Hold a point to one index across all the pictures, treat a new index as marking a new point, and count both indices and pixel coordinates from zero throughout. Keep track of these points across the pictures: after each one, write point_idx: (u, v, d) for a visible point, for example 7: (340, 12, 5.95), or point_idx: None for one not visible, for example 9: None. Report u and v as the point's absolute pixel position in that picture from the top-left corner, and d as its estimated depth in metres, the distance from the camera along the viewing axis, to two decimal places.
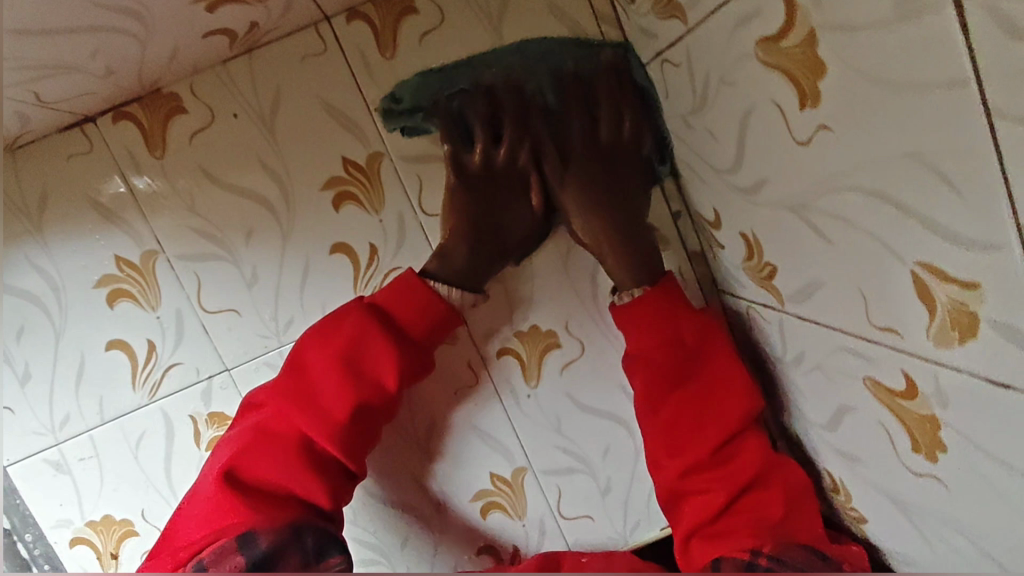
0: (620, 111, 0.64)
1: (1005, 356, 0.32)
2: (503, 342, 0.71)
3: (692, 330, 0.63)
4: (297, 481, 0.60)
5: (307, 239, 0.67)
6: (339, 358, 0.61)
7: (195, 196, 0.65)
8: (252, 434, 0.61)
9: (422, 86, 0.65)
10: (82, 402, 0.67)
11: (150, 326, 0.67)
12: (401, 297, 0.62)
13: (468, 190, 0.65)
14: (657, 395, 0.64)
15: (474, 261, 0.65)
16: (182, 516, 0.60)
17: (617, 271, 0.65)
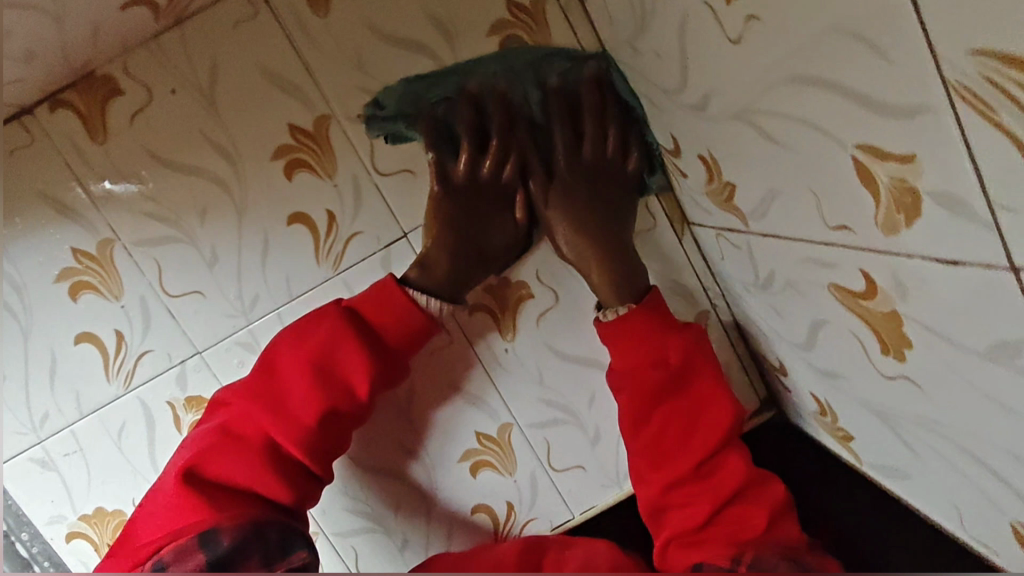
0: (605, 124, 0.65)
1: (949, 229, 0.31)
2: (475, 299, 0.70)
3: (676, 351, 0.63)
4: (259, 477, 0.60)
5: (262, 214, 0.66)
6: (310, 361, 0.61)
7: (144, 179, 0.64)
8: (218, 434, 0.62)
9: (408, 93, 0.64)
10: (58, 399, 0.67)
11: (116, 317, 0.66)
12: (376, 305, 0.63)
13: (454, 200, 0.65)
14: (642, 407, 0.63)
15: (457, 271, 0.66)
16: (144, 514, 0.60)
17: (602, 286, 0.65)
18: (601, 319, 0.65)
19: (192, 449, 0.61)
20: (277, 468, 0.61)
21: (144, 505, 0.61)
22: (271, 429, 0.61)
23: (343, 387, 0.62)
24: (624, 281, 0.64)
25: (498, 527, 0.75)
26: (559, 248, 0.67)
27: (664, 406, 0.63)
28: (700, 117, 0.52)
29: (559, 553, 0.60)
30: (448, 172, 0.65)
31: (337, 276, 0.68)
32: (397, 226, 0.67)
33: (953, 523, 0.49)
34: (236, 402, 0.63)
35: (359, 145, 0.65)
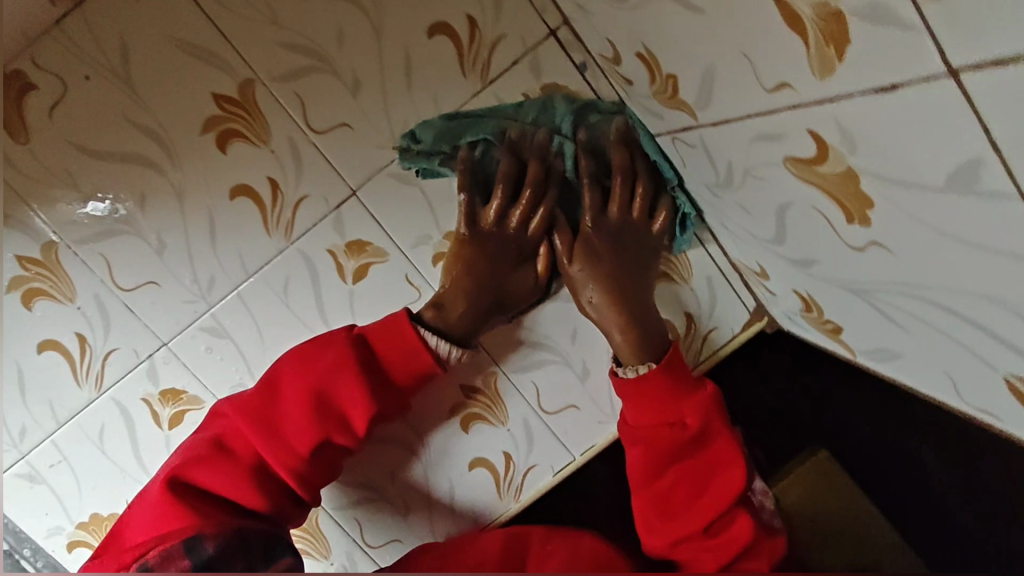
0: (636, 182, 0.64)
1: (877, 47, 0.28)
2: (435, 246, 0.67)
3: (693, 415, 0.63)
4: (240, 486, 0.61)
5: (204, 195, 0.64)
6: (310, 388, 0.61)
7: (75, 173, 0.61)
8: (209, 443, 0.62)
9: (446, 129, 0.62)
10: (33, 411, 0.66)
11: (76, 320, 0.64)
12: (379, 335, 0.63)
13: (478, 245, 0.64)
14: (658, 462, 0.64)
15: (472, 316, 0.65)
16: (131, 517, 0.61)
17: (625, 345, 0.64)
18: (620, 374, 0.65)
19: (181, 455, 0.62)
20: (260, 485, 0.62)
21: (132, 507, 0.62)
22: (260, 447, 0.61)
23: (341, 418, 0.63)
24: (643, 340, 0.64)
25: (498, 481, 0.74)
26: (585, 303, 0.65)
27: (676, 464, 0.64)
28: (626, 10, 0.49)
29: (543, 549, 0.64)
30: (476, 220, 0.64)
31: (291, 246, 0.65)
32: (344, 184, 0.64)
33: (947, 394, 0.46)
34: (229, 412, 0.63)
35: (288, 104, 0.62)
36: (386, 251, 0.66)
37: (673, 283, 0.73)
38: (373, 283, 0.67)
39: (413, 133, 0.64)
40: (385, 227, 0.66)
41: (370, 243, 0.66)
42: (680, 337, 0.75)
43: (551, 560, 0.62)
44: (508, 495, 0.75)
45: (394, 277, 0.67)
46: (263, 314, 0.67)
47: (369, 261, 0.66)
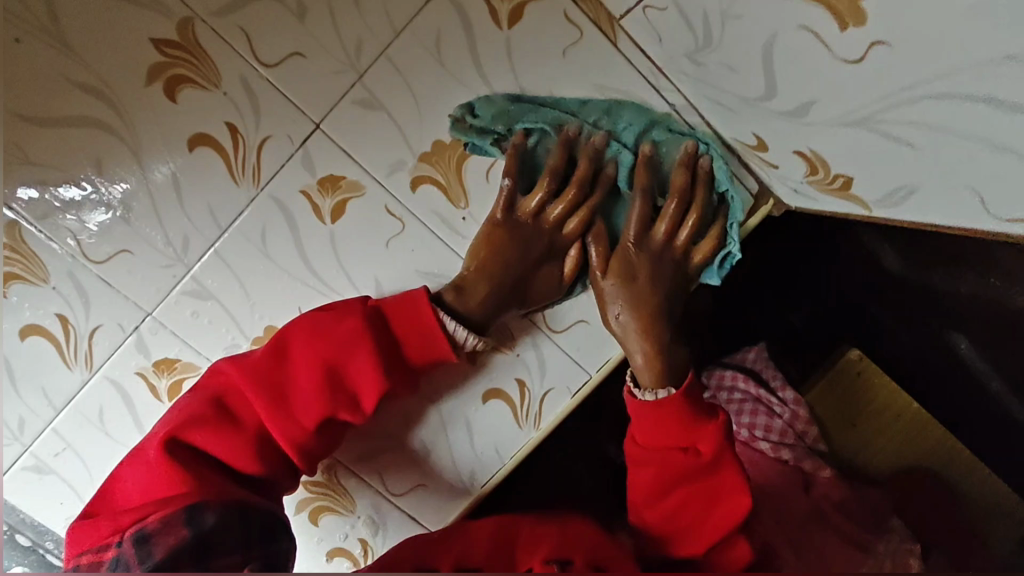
0: (694, 206, 0.62)
1: None
2: (413, 171, 0.63)
3: (705, 440, 0.62)
4: (242, 456, 0.59)
5: (162, 150, 0.60)
6: (323, 361, 0.58)
7: (22, 144, 0.58)
8: (211, 408, 0.59)
9: (506, 109, 0.61)
10: (29, 402, 0.64)
11: (53, 300, 0.62)
12: (398, 307, 0.60)
13: (510, 234, 0.62)
14: (664, 485, 0.64)
15: (487, 307, 0.62)
16: (131, 474, 0.59)
17: (647, 366, 0.62)
18: (636, 395, 0.62)
19: (181, 414, 0.60)
20: (259, 453, 0.60)
21: (131, 463, 0.60)
22: (268, 420, 0.58)
23: (352, 397, 0.60)
24: (665, 362, 0.62)
25: (515, 410, 0.72)
26: (612, 318, 0.63)
27: (686, 485, 0.63)
28: None
29: (530, 535, 0.67)
30: (515, 208, 0.62)
31: (262, 193, 0.62)
32: (307, 119, 0.61)
33: (979, 219, 0.42)
34: (236, 374, 0.60)
35: (233, 39, 0.58)
36: (362, 183, 0.63)
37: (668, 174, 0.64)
38: (355, 220, 0.64)
39: (472, 107, 0.62)
40: (356, 157, 0.62)
41: (344, 177, 0.62)
42: None
43: (542, 543, 0.65)
44: (528, 423, 0.72)
45: (374, 210, 0.64)
46: (244, 268, 0.64)
47: (346, 196, 0.63)
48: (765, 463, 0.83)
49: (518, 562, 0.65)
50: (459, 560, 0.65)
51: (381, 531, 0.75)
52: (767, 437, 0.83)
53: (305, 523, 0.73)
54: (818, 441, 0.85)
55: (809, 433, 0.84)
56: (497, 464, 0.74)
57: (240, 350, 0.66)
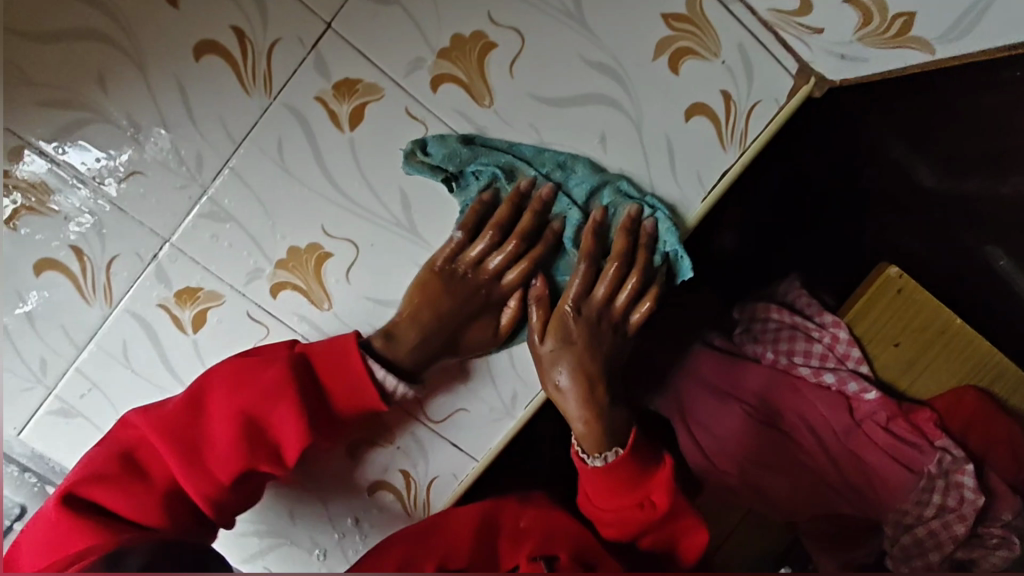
0: (638, 269, 0.63)
1: None
2: (431, 68, 0.60)
3: (660, 494, 0.66)
4: (150, 511, 0.58)
5: (166, 59, 0.57)
6: (239, 413, 0.58)
7: (19, 61, 0.55)
8: (117, 460, 0.59)
9: (459, 149, 0.59)
10: (49, 341, 0.62)
11: (69, 230, 0.59)
12: (320, 354, 0.60)
13: (445, 286, 0.62)
14: (629, 534, 0.68)
15: (420, 355, 0.63)
16: (35, 532, 0.59)
17: (588, 435, 0.64)
18: (586, 462, 0.65)
19: (86, 468, 0.59)
20: (170, 506, 0.59)
21: (37, 530, 0.59)
22: (178, 476, 0.58)
23: (274, 450, 0.60)
24: (604, 425, 0.64)
25: None
26: (553, 382, 0.64)
27: (652, 532, 0.68)
28: None
29: (515, 527, 0.68)
30: (456, 258, 0.62)
31: (275, 102, 0.58)
32: (317, 19, 0.57)
33: None
34: (148, 423, 0.59)
35: None
36: (380, 84, 0.59)
37: (701, 59, 0.62)
38: (375, 126, 0.60)
39: (424, 142, 0.60)
40: (372, 58, 0.59)
41: (360, 80, 0.59)
42: (720, 122, 0.64)
43: (527, 535, 0.68)
44: None
45: (394, 114, 0.60)
46: (264, 185, 0.60)
47: (363, 100, 0.59)
48: None
49: (504, 558, 0.68)
50: (441, 562, 0.67)
51: (423, 461, 0.71)
52: (808, 362, 0.70)
53: (346, 460, 0.70)
54: (864, 363, 0.70)
55: (853, 355, 0.69)
56: (540, 382, 0.68)
57: (263, 275, 0.63)
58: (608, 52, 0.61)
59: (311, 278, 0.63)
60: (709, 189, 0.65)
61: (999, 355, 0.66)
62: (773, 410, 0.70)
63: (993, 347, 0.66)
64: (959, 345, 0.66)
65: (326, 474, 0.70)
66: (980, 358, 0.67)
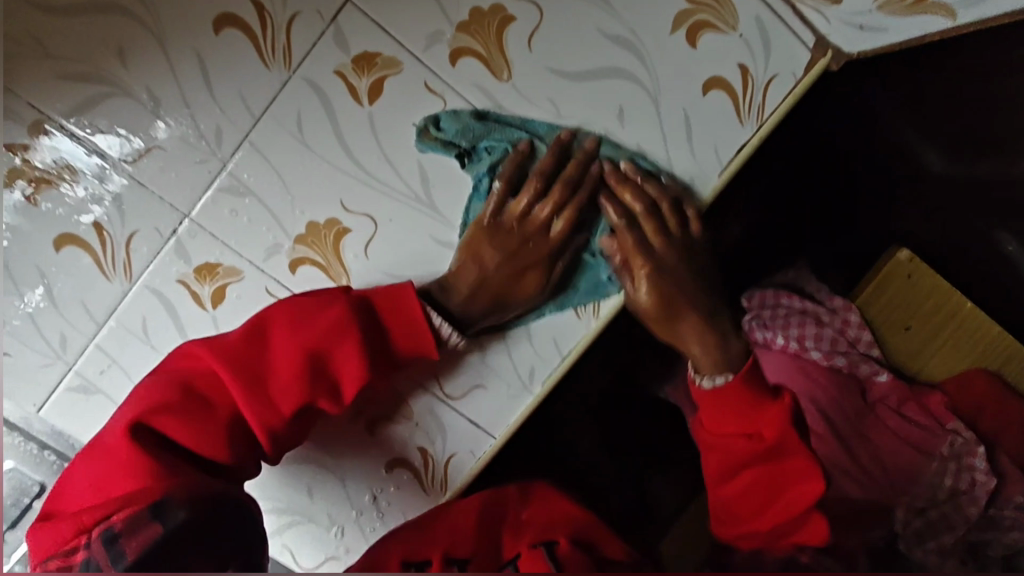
0: (678, 208, 0.64)
1: None
2: (450, 42, 0.60)
3: (769, 426, 0.64)
4: (218, 445, 0.55)
5: (186, 33, 0.56)
6: (307, 347, 0.57)
7: (39, 36, 0.55)
8: (177, 391, 0.56)
9: (471, 126, 0.61)
10: (69, 317, 0.63)
11: (88, 206, 0.60)
12: (380, 298, 0.60)
13: (493, 236, 0.62)
14: (733, 462, 0.65)
15: (472, 301, 0.64)
16: (82, 470, 0.55)
17: (708, 355, 0.65)
18: (699, 383, 0.65)
19: (143, 400, 0.56)
20: (232, 440, 0.56)
21: (79, 470, 0.55)
22: (242, 406, 0.55)
23: (334, 388, 0.59)
24: (722, 351, 0.66)
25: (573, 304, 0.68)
26: (664, 326, 0.65)
27: (753, 470, 0.65)
28: None
29: (517, 519, 0.66)
30: (502, 212, 0.62)
31: (295, 76, 0.58)
32: None
33: None
34: (203, 357, 0.57)
35: None
36: (400, 58, 0.59)
37: (719, 32, 0.62)
38: (394, 100, 0.60)
39: (436, 118, 0.61)
40: (391, 31, 0.58)
41: (380, 54, 0.59)
42: (738, 97, 0.64)
43: (528, 527, 0.64)
44: (587, 312, 0.68)
45: (413, 88, 0.60)
46: (283, 160, 0.61)
47: (382, 74, 0.59)
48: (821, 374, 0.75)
49: (505, 551, 0.63)
50: (448, 550, 0.63)
51: (440, 439, 0.71)
52: (818, 346, 0.75)
53: (364, 437, 0.70)
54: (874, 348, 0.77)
55: (863, 338, 0.76)
56: (556, 356, 0.70)
57: (283, 251, 0.63)
58: (627, 26, 0.61)
59: (330, 254, 0.64)
60: (725, 163, 0.65)
61: (1010, 339, 0.75)
62: (796, 394, 0.73)
63: (1003, 331, 0.74)
64: (972, 327, 0.75)
65: (343, 450, 0.70)
66: (993, 342, 0.75)
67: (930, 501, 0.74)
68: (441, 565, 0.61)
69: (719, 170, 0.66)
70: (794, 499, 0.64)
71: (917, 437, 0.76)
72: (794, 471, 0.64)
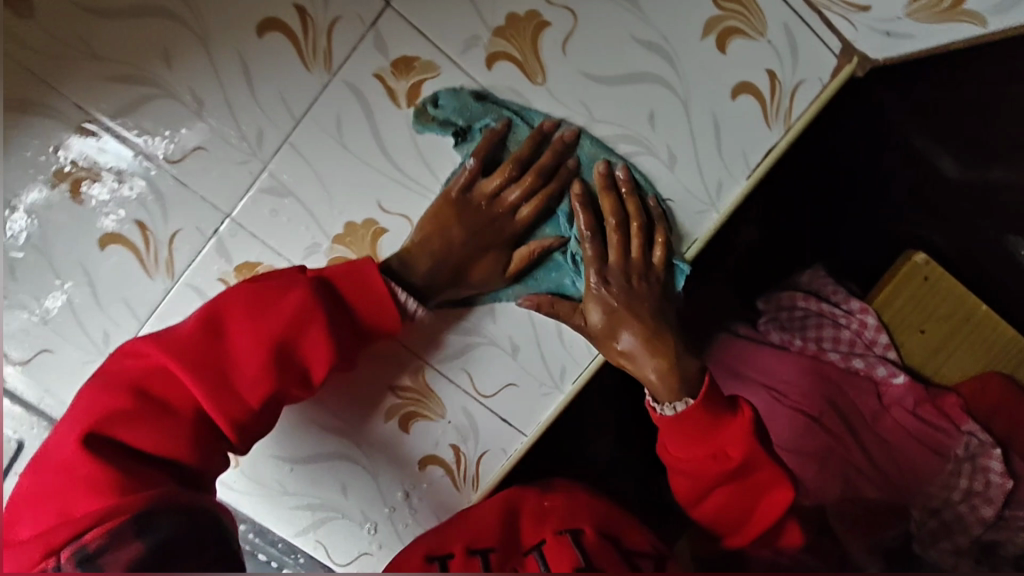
0: (649, 231, 0.65)
1: None
2: (486, 46, 0.61)
3: (734, 446, 0.63)
4: (181, 443, 0.54)
5: (230, 37, 0.58)
6: (270, 336, 0.56)
7: (87, 38, 0.56)
8: (128, 398, 0.54)
9: (469, 105, 0.61)
10: (111, 314, 0.64)
11: (129, 205, 0.61)
12: (338, 280, 0.59)
13: (461, 211, 0.62)
14: (703, 483, 0.66)
15: (435, 275, 0.63)
16: (33, 497, 0.52)
17: (662, 383, 0.63)
18: (657, 411, 0.64)
19: (95, 410, 0.53)
20: (197, 439, 0.55)
21: (33, 492, 0.52)
22: (202, 399, 0.54)
23: (299, 374, 0.58)
24: (680, 372, 0.64)
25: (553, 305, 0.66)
26: (615, 345, 0.65)
27: (726, 488, 0.65)
28: None
29: (538, 506, 0.67)
30: (471, 189, 0.62)
31: (335, 79, 0.60)
32: None
33: None
34: (156, 354, 0.55)
35: None
36: (436, 61, 0.61)
37: (748, 38, 0.63)
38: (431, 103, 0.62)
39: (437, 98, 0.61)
40: (428, 35, 0.60)
41: (416, 58, 0.60)
42: (766, 100, 0.65)
43: (551, 515, 0.66)
44: None
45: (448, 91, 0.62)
46: (323, 161, 0.62)
47: (420, 77, 0.61)
48: (834, 376, 0.78)
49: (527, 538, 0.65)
50: (469, 543, 0.64)
51: (472, 437, 0.72)
52: (836, 348, 0.78)
53: (397, 432, 0.71)
54: (892, 349, 0.77)
55: (880, 341, 0.77)
56: (587, 355, 0.70)
57: (321, 250, 0.64)
58: (659, 32, 0.62)
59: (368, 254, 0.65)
60: (753, 167, 0.67)
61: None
62: (809, 400, 0.77)
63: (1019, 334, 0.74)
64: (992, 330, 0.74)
65: (377, 444, 0.71)
66: (1010, 343, 0.74)
67: (944, 503, 0.78)
68: (464, 556, 0.63)
69: (748, 173, 0.67)
70: (774, 502, 0.65)
71: (935, 440, 0.78)
72: (768, 479, 0.65)
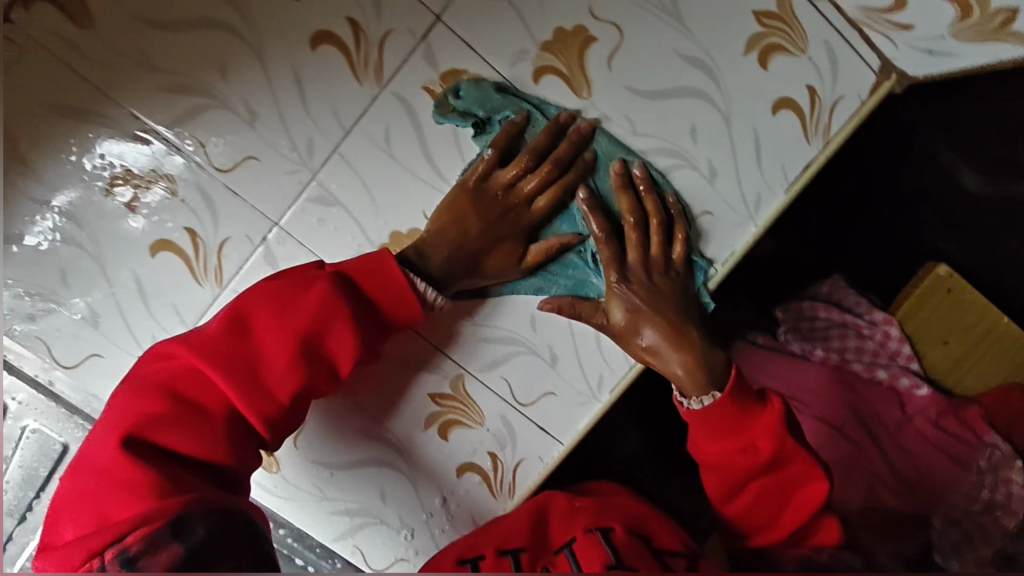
0: (665, 227, 0.66)
1: None
2: (534, 60, 0.62)
3: (765, 440, 0.63)
4: (215, 442, 0.54)
5: (283, 49, 0.59)
6: (297, 332, 0.56)
7: (144, 49, 0.57)
8: (161, 400, 0.54)
9: (490, 97, 0.61)
10: (159, 318, 0.65)
11: (180, 212, 0.62)
12: (360, 276, 0.59)
13: (477, 199, 0.62)
14: (732, 480, 0.66)
15: (452, 264, 0.63)
16: (73, 501, 0.52)
17: (687, 377, 0.64)
18: (685, 405, 0.65)
19: (130, 414, 0.54)
20: (230, 438, 0.55)
21: (73, 497, 0.52)
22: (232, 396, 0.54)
23: (326, 369, 0.58)
24: (707, 368, 0.64)
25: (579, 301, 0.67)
26: (637, 341, 0.66)
27: (756, 483, 0.65)
28: None
29: (570, 506, 0.68)
30: (488, 179, 0.62)
31: (385, 91, 0.61)
32: (428, 11, 0.59)
33: None
34: (184, 354, 0.55)
35: None
36: (484, 73, 0.61)
37: (790, 55, 0.64)
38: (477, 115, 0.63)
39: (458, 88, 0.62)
40: (477, 48, 0.61)
41: (465, 71, 0.61)
42: (805, 116, 0.66)
43: (581, 515, 0.66)
44: None
45: None
46: (371, 171, 0.63)
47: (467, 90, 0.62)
48: (858, 383, 0.78)
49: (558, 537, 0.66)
50: (500, 544, 0.65)
51: (510, 444, 0.73)
52: (860, 358, 0.77)
53: (433, 438, 0.72)
54: (915, 361, 0.76)
55: (904, 352, 0.75)
56: (624, 364, 0.71)
57: None
58: (703, 48, 0.63)
59: None
60: (792, 181, 0.68)
61: None
62: (833, 408, 0.77)
63: None
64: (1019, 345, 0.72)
65: (413, 450, 0.72)
66: None
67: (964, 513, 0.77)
68: (495, 557, 0.63)
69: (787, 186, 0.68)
70: (807, 496, 0.65)
71: (956, 450, 0.77)
72: (800, 472, 0.65)
